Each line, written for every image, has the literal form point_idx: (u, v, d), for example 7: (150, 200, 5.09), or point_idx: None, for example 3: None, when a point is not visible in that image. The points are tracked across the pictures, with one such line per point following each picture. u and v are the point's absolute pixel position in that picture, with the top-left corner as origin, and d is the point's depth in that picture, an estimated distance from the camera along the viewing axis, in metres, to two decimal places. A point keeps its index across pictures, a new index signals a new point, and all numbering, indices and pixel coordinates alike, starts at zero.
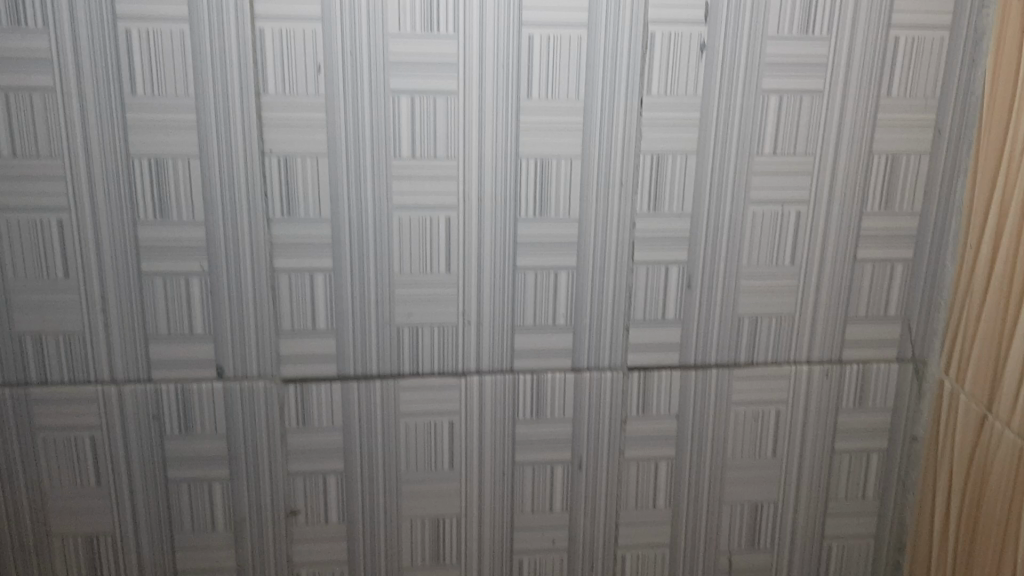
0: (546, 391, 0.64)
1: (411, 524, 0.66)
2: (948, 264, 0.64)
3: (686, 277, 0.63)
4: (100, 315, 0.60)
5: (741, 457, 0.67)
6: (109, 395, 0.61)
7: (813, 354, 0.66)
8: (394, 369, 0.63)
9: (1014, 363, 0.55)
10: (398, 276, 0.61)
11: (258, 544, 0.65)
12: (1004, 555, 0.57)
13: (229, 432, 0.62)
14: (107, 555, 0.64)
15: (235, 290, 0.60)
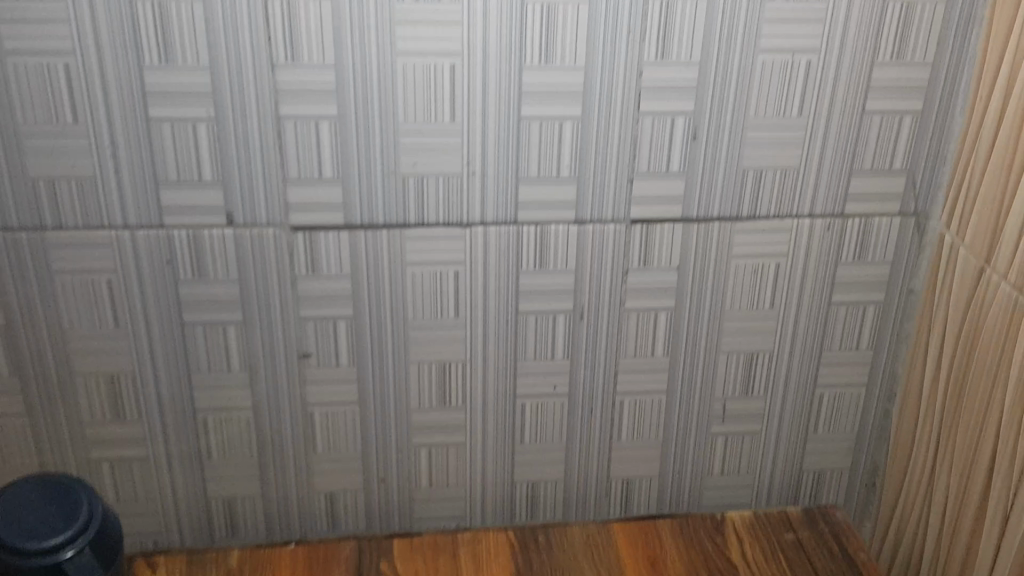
0: (549, 242, 0.65)
1: (418, 368, 0.69)
2: (958, 118, 0.63)
3: (692, 128, 0.62)
4: (110, 160, 0.60)
5: (740, 308, 0.69)
6: (123, 239, 0.63)
7: (816, 209, 0.66)
8: (400, 218, 0.64)
9: (1015, 216, 0.57)
10: (403, 124, 0.61)
11: (273, 384, 0.68)
12: (993, 398, 0.60)
13: (241, 277, 0.65)
14: (129, 392, 0.68)
15: (241, 137, 0.60)
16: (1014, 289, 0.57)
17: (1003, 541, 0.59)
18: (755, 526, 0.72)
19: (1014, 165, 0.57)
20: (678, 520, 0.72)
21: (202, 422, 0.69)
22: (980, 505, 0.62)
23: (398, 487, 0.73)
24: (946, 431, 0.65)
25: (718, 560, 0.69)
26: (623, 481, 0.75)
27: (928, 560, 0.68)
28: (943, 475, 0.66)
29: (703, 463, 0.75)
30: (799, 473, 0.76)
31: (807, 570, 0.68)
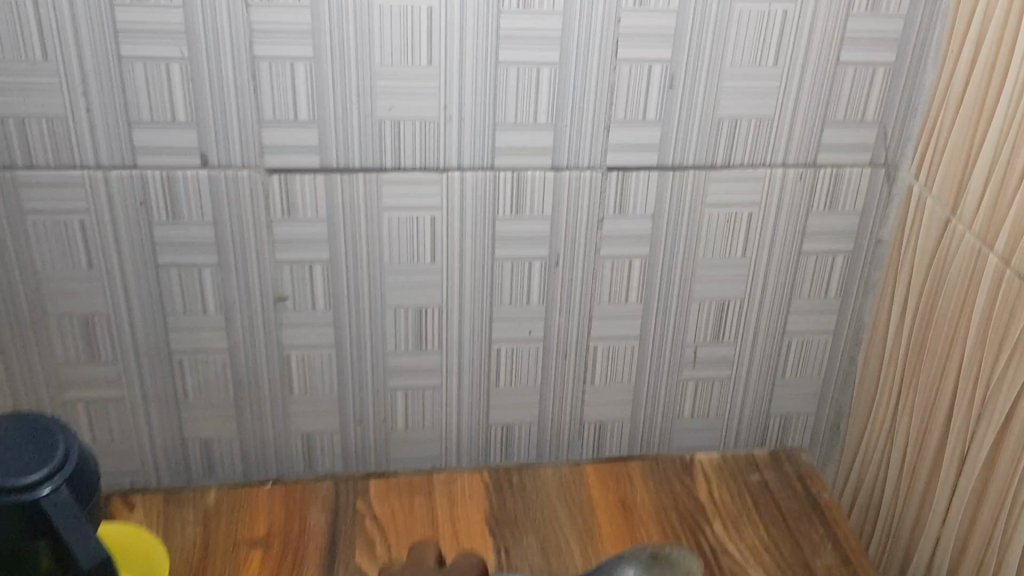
0: (525, 188, 0.65)
1: (394, 313, 0.69)
2: (930, 69, 0.64)
3: (669, 76, 0.63)
4: (82, 100, 0.60)
5: (712, 256, 0.70)
6: (96, 180, 0.62)
7: (789, 159, 0.67)
8: (376, 163, 0.63)
9: (982, 167, 0.58)
10: (380, 67, 0.60)
11: (249, 326, 0.69)
12: (953, 346, 0.62)
13: (216, 219, 0.64)
14: (104, 334, 0.68)
15: (215, 77, 0.60)
16: (978, 239, 0.59)
17: (959, 483, 0.62)
18: (722, 468, 0.74)
19: (983, 117, 0.58)
20: (648, 462, 0.74)
21: (177, 364, 0.69)
22: (937, 449, 0.64)
23: (374, 429, 0.74)
24: (908, 377, 0.67)
25: (686, 500, 0.71)
26: (595, 424, 0.77)
27: (887, 500, 0.71)
28: (904, 420, 0.68)
29: (673, 407, 0.77)
30: (766, 417, 0.78)
31: (772, 510, 0.70)
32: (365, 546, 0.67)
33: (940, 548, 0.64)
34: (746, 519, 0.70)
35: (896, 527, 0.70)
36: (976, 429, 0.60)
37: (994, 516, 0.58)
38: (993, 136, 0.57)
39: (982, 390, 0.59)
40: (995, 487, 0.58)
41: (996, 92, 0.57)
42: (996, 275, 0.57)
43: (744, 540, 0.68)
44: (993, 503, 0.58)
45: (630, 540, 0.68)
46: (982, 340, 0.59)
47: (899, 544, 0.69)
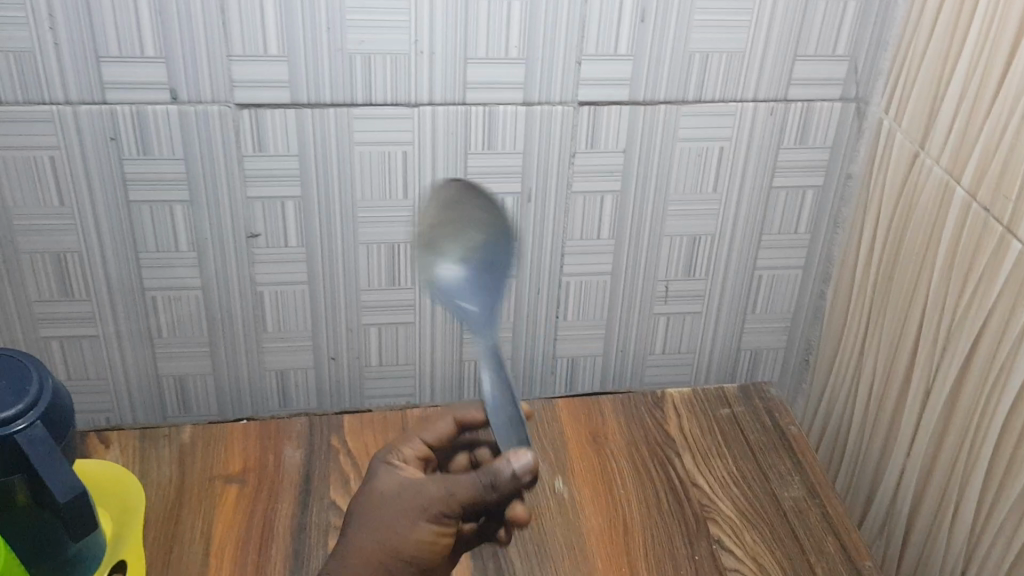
0: (497, 123, 0.65)
1: (367, 249, 0.70)
2: (902, 3, 0.64)
3: (640, 9, 0.62)
4: (49, 33, 0.59)
5: (683, 192, 0.70)
6: (65, 115, 0.62)
7: (760, 93, 0.67)
8: (347, 98, 0.63)
9: (951, 99, 0.59)
10: (348, 1, 0.60)
11: (221, 262, 0.69)
12: (920, 279, 0.63)
13: (186, 155, 0.64)
14: (76, 270, 0.68)
15: (183, 11, 0.59)
16: (946, 173, 0.59)
17: (925, 413, 0.63)
18: (694, 402, 0.75)
19: (953, 48, 0.58)
20: (621, 397, 0.75)
21: (151, 300, 0.70)
22: (903, 381, 0.65)
23: (348, 366, 0.76)
24: (876, 311, 0.68)
25: (657, 434, 0.72)
26: (569, 360, 0.78)
27: (854, 433, 0.72)
28: (871, 354, 0.69)
29: (645, 341, 0.78)
30: (736, 352, 0.80)
31: (741, 443, 0.72)
32: (339, 480, 0.68)
33: (905, 478, 0.65)
34: (715, 452, 0.71)
35: (862, 459, 0.71)
36: (942, 361, 0.61)
37: (957, 446, 0.60)
38: (962, 69, 0.57)
39: (948, 322, 0.60)
40: (959, 417, 0.59)
41: (966, 22, 0.57)
42: (963, 208, 0.58)
43: (713, 473, 0.69)
44: (956, 433, 0.60)
45: (600, 473, 0.69)
46: (948, 272, 0.60)
47: (865, 475, 0.71)
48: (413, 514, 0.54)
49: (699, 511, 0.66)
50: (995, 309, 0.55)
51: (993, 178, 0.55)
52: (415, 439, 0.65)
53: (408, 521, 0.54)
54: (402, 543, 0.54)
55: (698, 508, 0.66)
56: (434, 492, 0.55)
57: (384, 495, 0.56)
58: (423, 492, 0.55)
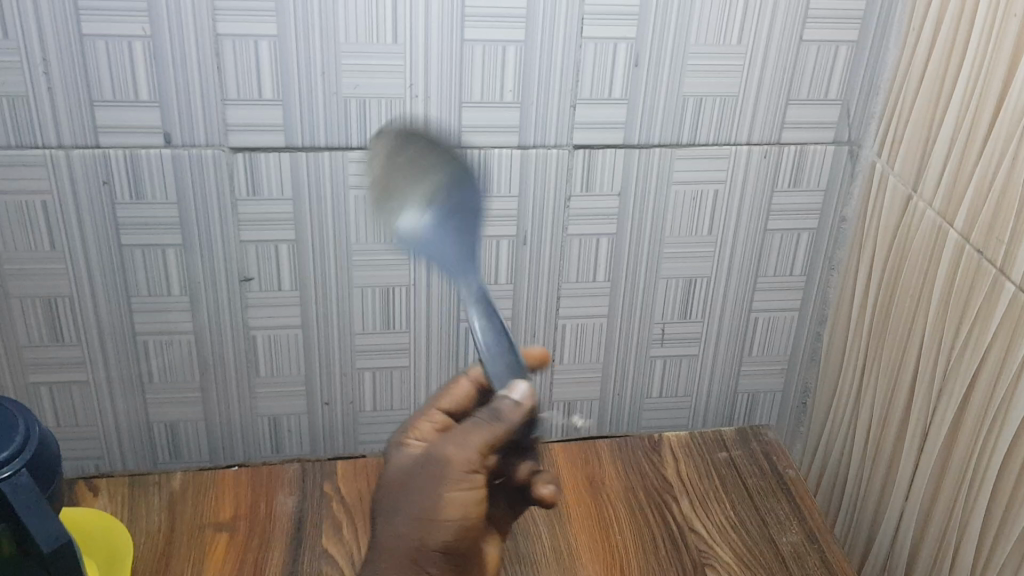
0: (492, 166, 0.65)
1: (362, 293, 0.69)
2: (892, 47, 0.64)
3: (633, 54, 0.63)
4: (43, 78, 0.59)
5: (679, 235, 0.70)
6: (58, 159, 0.61)
7: (754, 137, 0.67)
8: (342, 141, 0.63)
9: (942, 141, 0.59)
10: (344, 46, 0.60)
11: (214, 306, 0.69)
12: (915, 321, 0.62)
13: (180, 200, 0.64)
14: (66, 314, 0.67)
15: (178, 55, 0.59)
16: (939, 216, 0.60)
17: (922, 457, 0.62)
18: (691, 446, 0.75)
19: (944, 91, 0.59)
20: (618, 441, 0.75)
21: (142, 345, 0.69)
22: (900, 424, 0.65)
23: (342, 410, 0.75)
24: (872, 353, 0.68)
25: (653, 478, 0.71)
26: (565, 404, 0.77)
27: (853, 477, 0.71)
28: (868, 396, 0.69)
29: (642, 384, 0.77)
30: (733, 395, 0.79)
31: (739, 487, 0.71)
32: (332, 528, 0.67)
33: (904, 522, 0.65)
34: (712, 496, 0.70)
35: (860, 504, 0.70)
36: (938, 403, 0.60)
37: (955, 490, 0.59)
38: (952, 113, 0.58)
39: (943, 366, 0.60)
40: (956, 459, 0.59)
41: (956, 66, 0.57)
42: (955, 251, 0.58)
43: (711, 518, 0.68)
44: (954, 477, 0.59)
45: (597, 518, 0.68)
46: (942, 314, 0.59)
47: (864, 519, 0.70)
48: (443, 484, 0.52)
49: (696, 557, 0.65)
50: (990, 351, 0.55)
51: (986, 221, 0.55)
52: (460, 378, 0.62)
53: (438, 489, 0.52)
54: (439, 513, 0.52)
55: (695, 553, 0.66)
56: (455, 452, 0.52)
57: (406, 474, 0.54)
58: (443, 456, 0.53)
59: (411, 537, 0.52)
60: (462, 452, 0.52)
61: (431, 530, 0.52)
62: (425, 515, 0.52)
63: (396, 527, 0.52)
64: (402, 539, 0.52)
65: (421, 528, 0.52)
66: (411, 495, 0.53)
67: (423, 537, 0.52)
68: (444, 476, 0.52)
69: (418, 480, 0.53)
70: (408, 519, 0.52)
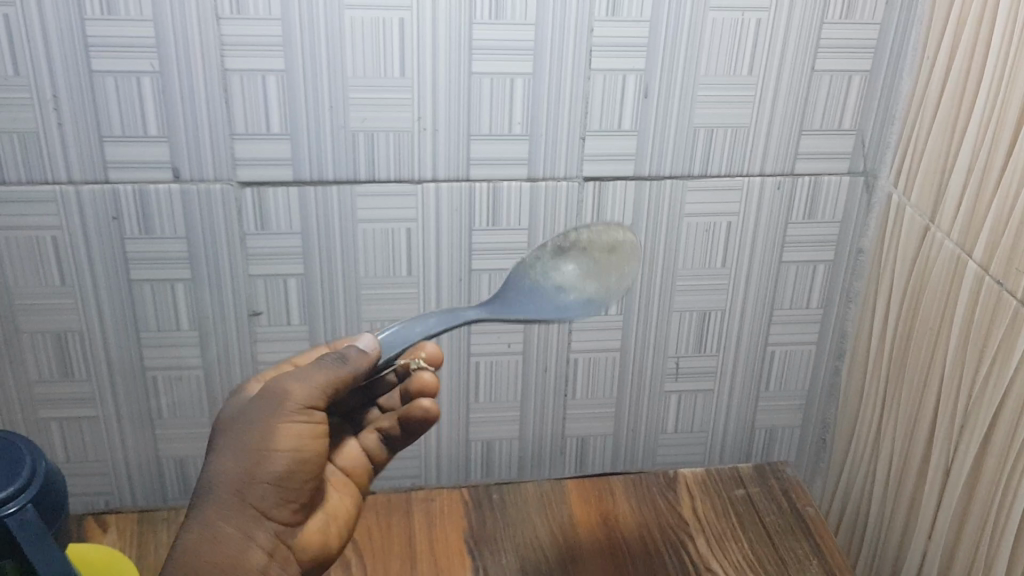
0: (501, 199, 0.65)
1: (371, 326, 0.69)
2: (907, 74, 0.63)
3: (643, 86, 0.62)
4: (53, 114, 0.59)
5: (691, 266, 0.69)
6: (67, 194, 0.62)
7: (767, 167, 0.66)
8: (350, 175, 0.63)
9: (960, 170, 0.57)
10: (352, 79, 0.60)
11: (223, 340, 0.68)
12: (936, 354, 0.61)
13: (188, 234, 0.64)
14: (76, 349, 0.67)
15: (187, 92, 0.59)
16: (958, 247, 0.58)
17: (944, 495, 0.60)
18: (707, 483, 0.73)
19: (960, 120, 0.57)
20: (633, 478, 0.73)
21: (151, 379, 0.69)
22: (922, 462, 0.63)
23: None
24: (892, 387, 0.66)
25: (669, 517, 0.70)
26: (578, 439, 0.76)
27: (874, 516, 0.69)
28: (888, 432, 0.67)
29: (656, 420, 0.76)
30: (751, 431, 0.78)
31: (756, 525, 0.69)
32: (339, 565, 0.65)
33: (927, 562, 0.62)
34: (728, 534, 0.68)
35: (883, 543, 0.68)
36: (960, 442, 0.58)
37: (980, 530, 0.57)
38: (969, 140, 0.56)
39: (965, 400, 0.58)
40: (979, 496, 0.57)
41: (972, 94, 0.56)
42: (976, 282, 0.56)
43: (727, 557, 0.66)
44: (978, 516, 0.57)
45: (610, 558, 0.66)
46: (963, 349, 0.58)
47: (886, 560, 0.68)
48: (274, 422, 0.50)
49: None
50: (1011, 387, 0.53)
51: (1004, 253, 0.53)
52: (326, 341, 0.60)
53: (260, 429, 0.50)
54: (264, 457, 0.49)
55: None
56: (278, 385, 0.51)
57: (236, 412, 0.52)
58: (266, 392, 0.51)
59: (229, 488, 0.49)
60: (281, 388, 0.51)
61: (256, 470, 0.49)
62: (250, 449, 0.49)
63: (211, 485, 0.49)
64: (218, 478, 0.49)
65: (237, 477, 0.49)
66: (241, 421, 0.50)
67: (243, 485, 0.49)
68: (275, 410, 0.50)
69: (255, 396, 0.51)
70: (230, 455, 0.50)
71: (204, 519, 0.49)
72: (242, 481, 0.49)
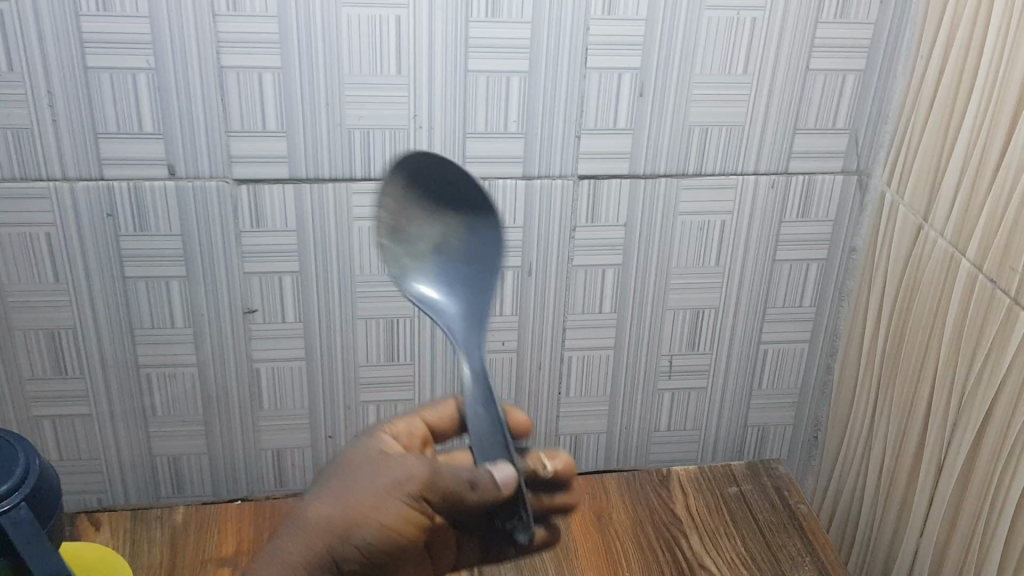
0: (497, 197, 0.65)
1: (367, 324, 0.69)
2: (900, 75, 0.64)
3: (638, 85, 0.62)
4: (47, 110, 0.59)
5: (686, 265, 0.70)
6: (61, 191, 0.61)
7: (761, 166, 0.66)
8: (346, 172, 0.63)
9: (953, 169, 0.58)
10: (349, 77, 0.60)
11: (218, 338, 0.68)
12: (929, 352, 0.61)
13: (183, 231, 0.64)
14: (70, 346, 0.67)
15: (182, 89, 0.59)
16: (951, 246, 0.59)
17: (936, 492, 0.61)
18: (700, 481, 0.74)
19: (953, 121, 0.58)
20: (627, 475, 0.74)
21: (145, 377, 0.69)
22: (914, 459, 0.63)
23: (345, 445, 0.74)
24: (884, 386, 0.67)
25: (663, 514, 0.70)
26: (572, 437, 0.76)
27: (866, 513, 0.70)
28: (881, 430, 0.67)
29: (650, 418, 0.76)
30: (744, 429, 0.78)
31: (750, 522, 0.70)
32: None
33: (919, 559, 0.63)
34: (722, 531, 0.69)
35: (875, 540, 0.69)
36: (952, 439, 0.59)
37: (972, 527, 0.58)
38: (963, 141, 0.57)
39: (957, 397, 0.58)
40: (972, 493, 0.57)
41: (965, 94, 0.57)
42: (969, 280, 0.57)
43: (722, 554, 0.67)
44: (970, 513, 0.58)
45: (605, 555, 0.66)
46: (955, 348, 0.58)
47: (878, 557, 0.68)
48: (387, 488, 0.49)
49: None
50: (1004, 385, 0.54)
51: (997, 251, 0.54)
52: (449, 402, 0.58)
53: (371, 494, 0.49)
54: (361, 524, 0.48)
55: None
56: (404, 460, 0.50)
57: (351, 464, 0.51)
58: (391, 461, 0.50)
59: (315, 539, 0.48)
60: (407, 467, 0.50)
61: (342, 521, 0.48)
62: (342, 500, 0.49)
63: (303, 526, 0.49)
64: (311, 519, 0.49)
65: (328, 530, 0.48)
66: (349, 473, 0.50)
67: (327, 535, 0.48)
68: (392, 484, 0.49)
69: (371, 458, 0.51)
70: (324, 497, 0.49)
71: (283, 552, 0.48)
72: (331, 537, 0.48)
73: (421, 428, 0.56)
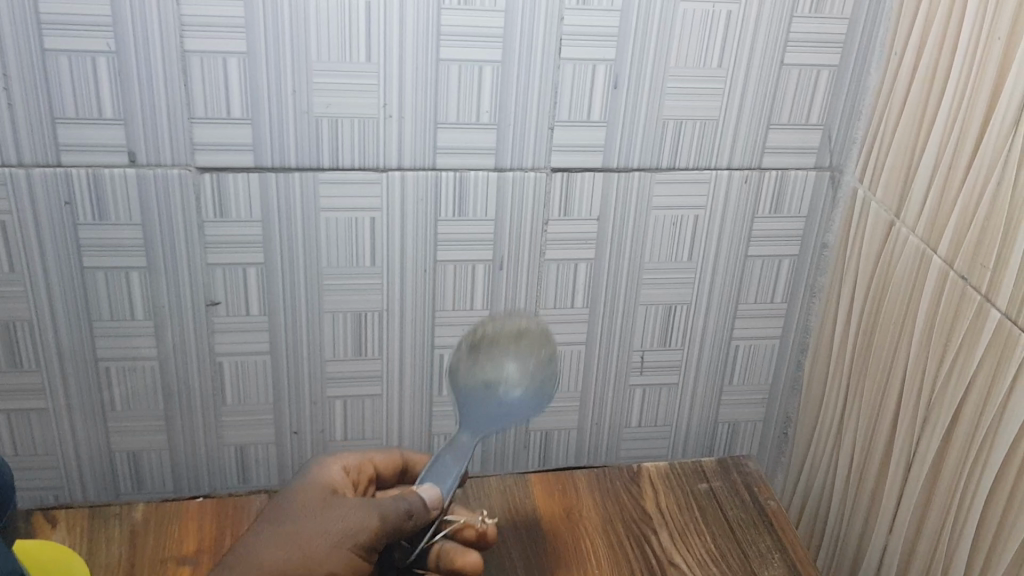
0: (468, 189, 0.64)
1: (333, 318, 0.68)
2: (874, 70, 0.64)
3: (613, 76, 0.62)
4: (3, 94, 0.57)
5: (657, 260, 0.69)
6: (17, 178, 0.59)
7: (734, 161, 0.66)
8: (313, 162, 0.61)
9: (926, 166, 0.58)
10: (316, 64, 0.58)
11: (179, 330, 0.66)
12: (900, 348, 0.61)
13: (144, 221, 0.62)
14: (25, 338, 0.65)
15: (144, 74, 0.57)
16: (922, 242, 0.58)
17: (905, 489, 0.61)
18: (670, 477, 0.73)
19: (926, 117, 0.58)
20: (596, 471, 0.73)
21: (104, 371, 0.67)
22: (884, 456, 0.63)
23: (311, 440, 0.73)
24: (854, 382, 0.67)
25: (632, 511, 0.70)
26: (542, 433, 0.76)
27: (835, 510, 0.70)
28: (850, 426, 0.67)
29: (620, 414, 0.76)
30: (714, 426, 0.78)
31: (719, 519, 0.69)
32: None
33: (887, 556, 0.63)
34: (692, 528, 0.68)
35: (844, 536, 0.69)
36: (921, 436, 0.59)
37: (940, 524, 0.58)
38: (935, 139, 0.57)
39: (927, 395, 0.58)
40: (941, 489, 0.57)
41: (938, 91, 0.56)
42: (939, 277, 0.57)
43: (691, 550, 0.66)
44: (939, 509, 0.58)
45: (573, 553, 0.66)
46: (926, 344, 0.58)
47: (847, 554, 0.68)
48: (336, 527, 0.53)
49: None
50: (973, 382, 0.54)
51: (970, 247, 0.54)
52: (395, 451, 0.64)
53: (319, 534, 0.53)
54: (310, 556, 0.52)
55: None
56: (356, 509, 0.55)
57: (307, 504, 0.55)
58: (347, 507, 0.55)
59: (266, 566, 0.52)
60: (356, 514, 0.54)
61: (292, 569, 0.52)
62: (298, 549, 0.52)
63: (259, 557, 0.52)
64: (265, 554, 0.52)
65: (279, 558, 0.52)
66: (302, 523, 0.54)
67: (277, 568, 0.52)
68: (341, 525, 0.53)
69: (318, 511, 0.55)
70: (278, 546, 0.53)
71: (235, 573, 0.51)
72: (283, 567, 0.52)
73: (370, 468, 0.61)
